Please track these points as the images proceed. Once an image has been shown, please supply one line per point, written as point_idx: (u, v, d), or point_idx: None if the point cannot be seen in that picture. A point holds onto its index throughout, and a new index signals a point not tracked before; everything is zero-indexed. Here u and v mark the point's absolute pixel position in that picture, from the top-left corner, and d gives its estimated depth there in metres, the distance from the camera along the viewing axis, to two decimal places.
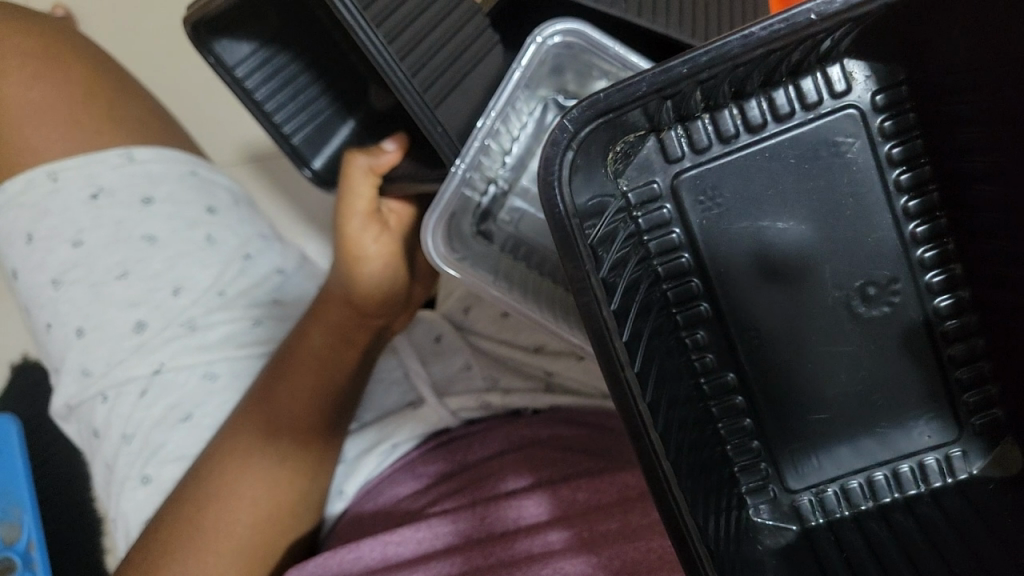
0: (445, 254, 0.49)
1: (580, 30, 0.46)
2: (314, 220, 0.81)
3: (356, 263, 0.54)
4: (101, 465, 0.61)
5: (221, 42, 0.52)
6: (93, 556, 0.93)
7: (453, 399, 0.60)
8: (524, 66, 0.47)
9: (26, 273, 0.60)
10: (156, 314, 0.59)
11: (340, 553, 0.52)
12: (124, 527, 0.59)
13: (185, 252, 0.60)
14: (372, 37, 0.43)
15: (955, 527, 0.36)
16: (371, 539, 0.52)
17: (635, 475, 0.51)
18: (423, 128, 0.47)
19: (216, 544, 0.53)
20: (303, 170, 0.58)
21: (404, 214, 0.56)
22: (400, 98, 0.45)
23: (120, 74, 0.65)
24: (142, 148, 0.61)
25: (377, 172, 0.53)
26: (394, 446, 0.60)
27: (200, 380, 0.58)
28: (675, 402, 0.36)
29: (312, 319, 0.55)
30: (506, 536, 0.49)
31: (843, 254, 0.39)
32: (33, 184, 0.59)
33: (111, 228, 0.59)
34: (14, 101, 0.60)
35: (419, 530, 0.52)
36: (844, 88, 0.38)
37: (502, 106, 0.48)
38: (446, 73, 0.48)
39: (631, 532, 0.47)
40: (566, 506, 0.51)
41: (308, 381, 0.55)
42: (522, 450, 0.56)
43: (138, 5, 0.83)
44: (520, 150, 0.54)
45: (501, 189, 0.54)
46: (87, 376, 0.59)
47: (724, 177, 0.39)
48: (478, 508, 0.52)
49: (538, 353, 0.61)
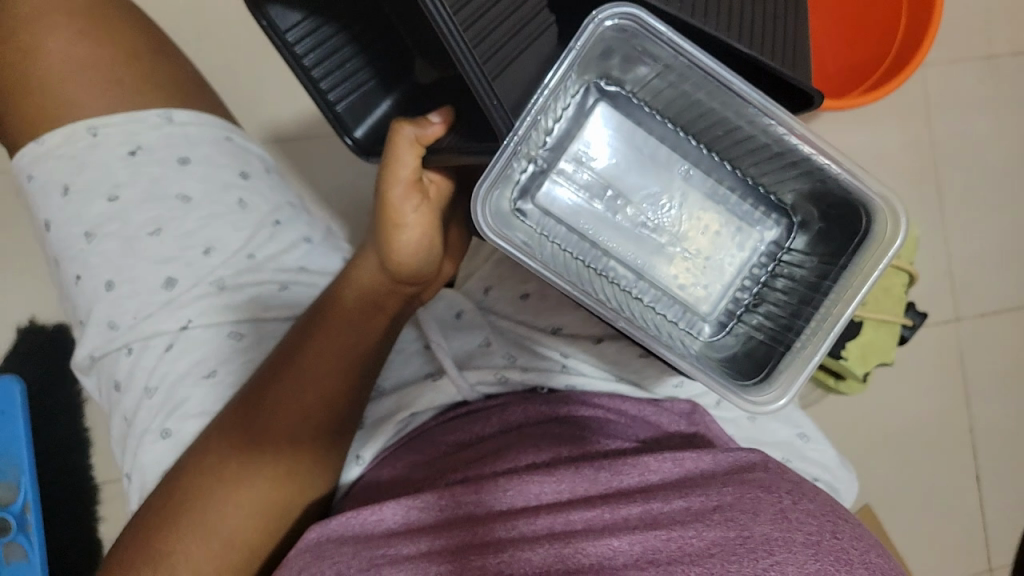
0: (491, 229, 0.50)
1: (636, 14, 0.47)
2: (337, 201, 0.86)
3: (393, 230, 0.55)
4: (119, 419, 0.62)
5: (274, 8, 0.55)
6: (87, 522, 0.93)
7: (473, 373, 0.62)
8: (579, 48, 0.49)
9: (60, 225, 0.61)
10: (186, 271, 0.60)
11: (363, 513, 0.53)
12: (140, 480, 0.59)
13: (218, 213, 0.61)
14: (437, 9, 0.46)
15: None
16: (395, 503, 0.53)
17: (656, 459, 0.54)
18: (480, 102, 0.48)
19: (236, 497, 0.54)
20: (344, 139, 0.59)
21: (443, 185, 0.57)
22: (460, 70, 0.47)
23: (161, 39, 0.66)
24: (181, 110, 0.63)
25: (427, 139, 0.53)
26: (413, 414, 0.62)
27: (226, 338, 0.60)
28: None
29: (343, 282, 0.58)
30: (526, 511, 0.50)
31: None
32: (73, 137, 0.60)
33: (147, 184, 0.60)
34: (57, 55, 0.61)
35: (440, 498, 0.52)
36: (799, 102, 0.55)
37: (554, 85, 0.49)
38: (502, 51, 0.50)
39: (652, 521, 0.48)
40: (585, 484, 0.52)
41: (335, 344, 0.56)
42: (541, 428, 0.57)
43: None
44: (559, 133, 0.60)
45: (540, 168, 0.60)
46: (114, 329, 0.60)
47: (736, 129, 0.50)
48: (500, 480, 0.53)
49: (555, 333, 0.64)
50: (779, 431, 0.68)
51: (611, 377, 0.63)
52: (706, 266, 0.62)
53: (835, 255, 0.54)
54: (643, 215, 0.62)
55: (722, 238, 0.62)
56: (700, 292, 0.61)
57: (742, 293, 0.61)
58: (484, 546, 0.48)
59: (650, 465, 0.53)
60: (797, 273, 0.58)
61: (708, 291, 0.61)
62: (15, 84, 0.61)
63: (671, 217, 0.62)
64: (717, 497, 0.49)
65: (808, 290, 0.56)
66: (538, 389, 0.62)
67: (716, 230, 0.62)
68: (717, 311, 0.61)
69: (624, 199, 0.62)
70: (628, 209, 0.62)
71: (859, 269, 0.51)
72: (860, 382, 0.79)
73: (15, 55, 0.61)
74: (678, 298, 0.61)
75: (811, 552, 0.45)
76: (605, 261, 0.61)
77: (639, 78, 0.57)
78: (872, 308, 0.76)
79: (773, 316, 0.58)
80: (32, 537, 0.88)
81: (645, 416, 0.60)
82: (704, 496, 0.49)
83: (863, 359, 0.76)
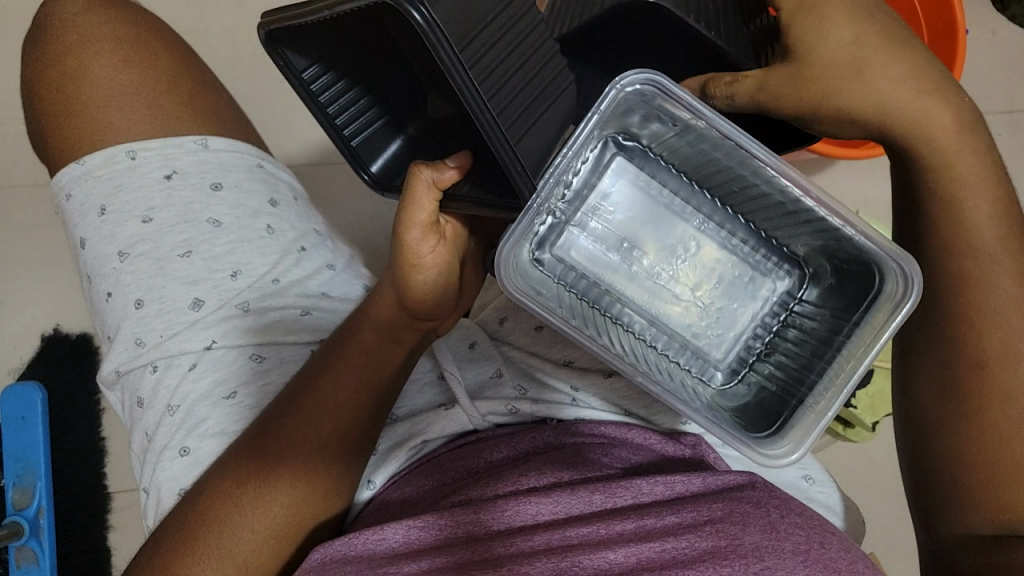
0: (511, 285, 0.52)
1: (654, 80, 0.50)
2: (359, 227, 0.89)
3: (407, 270, 0.57)
4: (140, 434, 0.63)
5: (290, 50, 0.55)
6: (99, 530, 0.95)
7: (484, 403, 0.63)
8: (602, 111, 0.51)
9: (95, 243, 0.63)
10: (213, 293, 0.62)
11: (367, 534, 0.54)
12: (158, 494, 0.61)
13: (246, 239, 0.63)
14: (465, 84, 0.48)
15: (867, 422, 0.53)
16: (397, 523, 0.54)
17: (648, 480, 0.54)
18: (504, 166, 0.50)
19: (251, 518, 0.55)
20: (360, 174, 0.61)
21: (458, 226, 0.59)
22: (486, 138, 0.50)
23: (201, 67, 0.69)
24: (216, 137, 0.65)
25: (440, 184, 0.55)
26: (424, 442, 0.63)
27: (248, 360, 0.61)
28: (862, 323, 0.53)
29: (360, 319, 0.60)
30: (525, 530, 0.51)
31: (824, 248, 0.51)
32: (111, 159, 0.62)
33: (180, 208, 0.63)
34: (101, 80, 0.63)
35: (442, 517, 0.53)
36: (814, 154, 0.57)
37: (577, 145, 0.52)
38: (524, 108, 0.52)
39: (646, 534, 0.49)
40: (581, 505, 0.53)
41: (351, 379, 0.59)
42: (544, 454, 0.58)
43: (220, 15, 0.91)
44: (578, 185, 0.61)
45: (559, 218, 0.61)
46: (140, 346, 0.61)
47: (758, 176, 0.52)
48: (499, 501, 0.53)
49: (567, 367, 0.65)
50: (787, 473, 0.67)
51: (621, 413, 0.64)
52: (719, 314, 0.63)
53: (847, 310, 0.55)
54: (656, 266, 0.63)
55: (735, 287, 0.63)
56: (710, 342, 0.62)
57: (755, 340, 0.62)
58: (484, 563, 0.49)
59: (643, 487, 0.54)
60: (809, 324, 0.60)
61: (720, 338, 0.62)
62: (60, 107, 0.64)
63: (685, 267, 0.63)
64: (709, 513, 0.50)
65: (820, 343, 0.57)
66: (547, 420, 0.63)
67: (729, 279, 0.63)
68: (729, 358, 0.62)
69: (639, 250, 0.63)
70: (643, 259, 0.63)
71: (870, 326, 0.52)
72: (869, 432, 0.79)
73: (62, 80, 0.63)
74: (690, 346, 0.62)
75: (799, 559, 0.47)
76: (619, 308, 0.63)
77: (656, 134, 0.58)
78: (883, 357, 0.76)
79: (786, 366, 0.59)
80: (43, 542, 0.89)
81: (650, 445, 0.61)
82: (695, 512, 0.51)
83: (872, 408, 0.77)
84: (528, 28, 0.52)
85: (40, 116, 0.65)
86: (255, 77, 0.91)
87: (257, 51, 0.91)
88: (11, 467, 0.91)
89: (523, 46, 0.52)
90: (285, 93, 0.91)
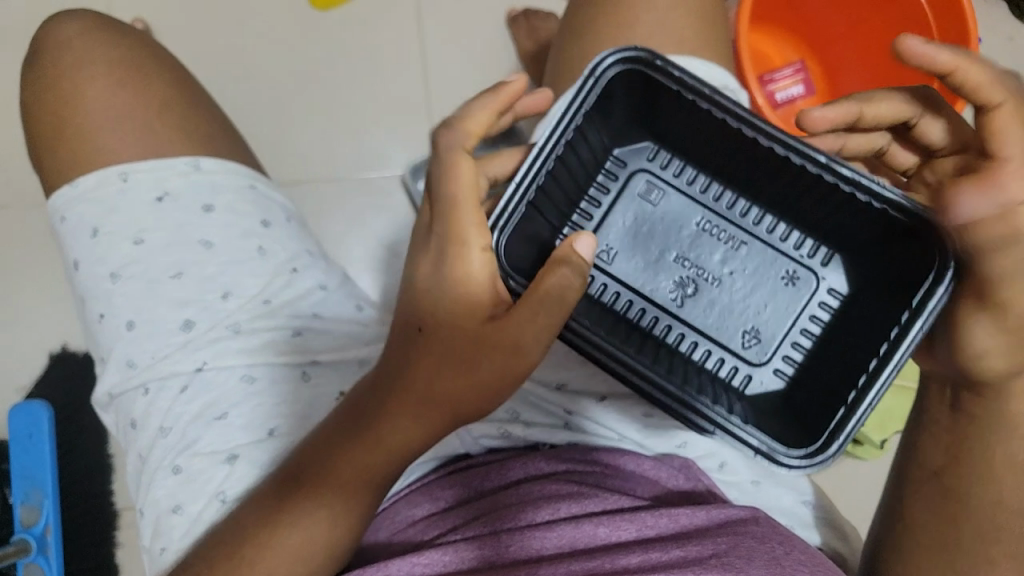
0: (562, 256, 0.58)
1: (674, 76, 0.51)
2: (365, 245, 0.90)
3: (513, 357, 0.46)
4: (134, 456, 0.63)
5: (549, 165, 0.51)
6: (104, 546, 0.94)
7: (476, 425, 0.61)
8: (662, 172, 0.61)
9: (87, 265, 0.63)
10: (203, 314, 0.62)
11: (369, 569, 0.52)
12: (150, 515, 0.60)
13: (237, 260, 0.63)
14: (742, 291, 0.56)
15: (814, 403, 0.55)
16: (400, 558, 0.52)
17: (653, 512, 0.52)
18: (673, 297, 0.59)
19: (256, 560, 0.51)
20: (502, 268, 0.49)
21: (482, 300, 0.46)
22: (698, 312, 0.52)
23: (196, 89, 0.69)
24: (208, 158, 0.65)
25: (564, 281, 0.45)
26: (417, 464, 0.61)
27: (238, 381, 0.61)
28: (835, 370, 0.55)
29: (418, 371, 0.48)
30: (529, 563, 0.50)
31: (777, 318, 0.59)
32: (104, 181, 0.62)
33: (171, 228, 0.63)
34: (94, 102, 0.64)
35: (445, 553, 0.51)
36: (819, 263, 0.59)
37: (618, 201, 0.61)
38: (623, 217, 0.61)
39: (650, 569, 0.48)
40: (585, 539, 0.51)
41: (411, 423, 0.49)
42: (539, 480, 0.57)
43: (224, 35, 0.92)
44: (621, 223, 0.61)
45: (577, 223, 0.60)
46: (132, 368, 0.61)
47: (746, 263, 0.60)
48: (503, 536, 0.52)
49: (559, 391, 0.62)
50: (783, 499, 0.62)
51: (613, 437, 0.61)
52: (742, 314, 0.59)
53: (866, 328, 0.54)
54: (706, 311, 0.60)
55: (776, 322, 0.59)
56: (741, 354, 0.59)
57: (785, 369, 0.58)
58: None
59: (648, 519, 0.52)
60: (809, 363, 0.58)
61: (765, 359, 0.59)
62: (54, 129, 0.64)
63: (718, 316, 0.60)
64: (713, 546, 0.49)
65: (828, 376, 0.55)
66: (540, 445, 0.62)
67: (767, 322, 0.59)
68: (774, 361, 0.59)
69: (692, 289, 0.60)
70: (692, 293, 0.60)
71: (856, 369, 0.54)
72: (877, 451, 0.77)
73: (57, 104, 0.64)
74: (712, 352, 0.59)
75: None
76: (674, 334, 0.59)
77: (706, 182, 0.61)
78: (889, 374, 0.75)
79: (818, 358, 0.57)
80: (51, 560, 0.91)
81: (643, 471, 0.59)
82: (700, 545, 0.49)
83: (880, 426, 0.75)
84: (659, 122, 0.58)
85: (36, 138, 0.65)
86: (255, 95, 0.91)
87: (260, 71, 0.91)
88: (17, 484, 0.92)
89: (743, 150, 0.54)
90: (286, 114, 0.91)
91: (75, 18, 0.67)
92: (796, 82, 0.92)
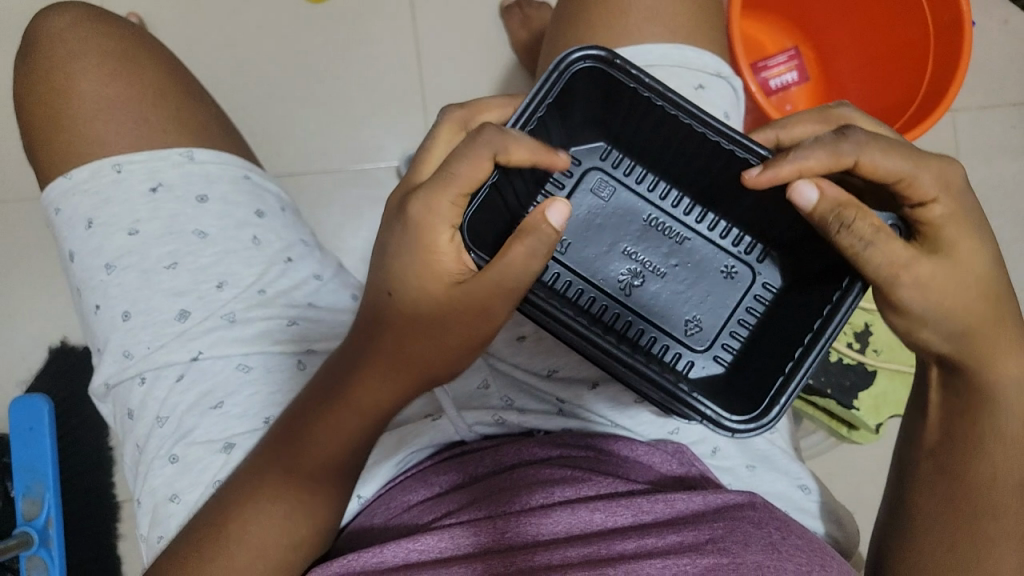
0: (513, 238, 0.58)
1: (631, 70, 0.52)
2: (362, 236, 0.90)
3: (476, 318, 0.46)
4: (132, 445, 0.63)
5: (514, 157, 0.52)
6: (106, 538, 0.95)
7: (470, 413, 0.61)
8: (612, 171, 0.61)
9: (82, 256, 0.63)
10: (199, 304, 0.62)
11: (365, 555, 0.52)
12: (148, 504, 0.61)
13: (232, 250, 0.64)
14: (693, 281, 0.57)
15: (746, 382, 0.55)
16: (395, 543, 0.52)
17: (649, 498, 0.53)
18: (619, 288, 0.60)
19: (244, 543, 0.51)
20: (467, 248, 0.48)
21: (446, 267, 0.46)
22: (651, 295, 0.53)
23: (189, 81, 0.70)
24: (202, 149, 0.65)
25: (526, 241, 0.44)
26: (411, 452, 0.61)
27: (234, 370, 0.61)
28: (765, 355, 0.56)
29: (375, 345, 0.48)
30: (525, 548, 0.50)
31: (714, 308, 0.60)
32: (97, 173, 0.63)
33: (165, 219, 0.63)
34: (87, 94, 0.64)
35: (440, 540, 0.51)
36: (751, 256, 0.60)
37: (571, 192, 0.61)
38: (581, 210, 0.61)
39: (647, 554, 0.48)
40: (582, 524, 0.52)
41: (368, 396, 0.50)
42: (534, 466, 0.57)
43: (219, 27, 0.92)
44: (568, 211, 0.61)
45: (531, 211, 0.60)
46: (128, 358, 0.62)
47: (685, 254, 0.61)
48: (499, 522, 0.52)
49: (549, 378, 0.63)
50: (777, 483, 0.63)
51: (607, 424, 0.61)
52: (685, 305, 0.60)
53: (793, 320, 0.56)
54: (652, 297, 0.60)
55: (712, 311, 0.60)
56: (686, 338, 0.60)
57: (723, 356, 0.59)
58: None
59: (644, 505, 0.52)
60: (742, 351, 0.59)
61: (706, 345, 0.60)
62: (48, 122, 0.64)
63: (662, 302, 0.60)
64: (710, 531, 0.49)
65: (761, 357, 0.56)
66: (535, 431, 0.62)
67: (706, 309, 0.60)
68: (715, 349, 0.59)
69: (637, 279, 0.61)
70: (636, 283, 0.61)
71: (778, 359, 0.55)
72: (872, 434, 0.78)
73: (51, 97, 0.64)
74: (659, 339, 0.60)
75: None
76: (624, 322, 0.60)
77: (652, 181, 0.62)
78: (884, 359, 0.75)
79: (751, 345, 0.58)
80: (53, 552, 0.91)
81: (636, 456, 0.58)
82: (697, 530, 0.50)
83: (875, 410, 0.75)
84: (614, 120, 0.58)
85: (30, 131, 0.66)
86: (250, 87, 0.91)
87: (255, 63, 0.92)
88: (18, 477, 0.92)
89: (693, 145, 0.55)
90: (280, 106, 0.91)
91: (68, 10, 0.67)
92: (789, 69, 0.94)
